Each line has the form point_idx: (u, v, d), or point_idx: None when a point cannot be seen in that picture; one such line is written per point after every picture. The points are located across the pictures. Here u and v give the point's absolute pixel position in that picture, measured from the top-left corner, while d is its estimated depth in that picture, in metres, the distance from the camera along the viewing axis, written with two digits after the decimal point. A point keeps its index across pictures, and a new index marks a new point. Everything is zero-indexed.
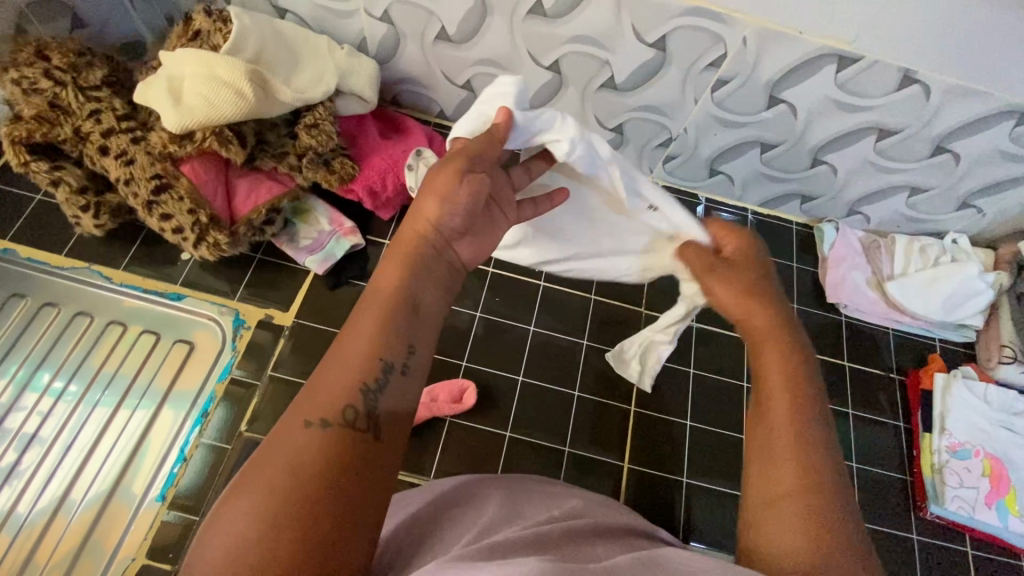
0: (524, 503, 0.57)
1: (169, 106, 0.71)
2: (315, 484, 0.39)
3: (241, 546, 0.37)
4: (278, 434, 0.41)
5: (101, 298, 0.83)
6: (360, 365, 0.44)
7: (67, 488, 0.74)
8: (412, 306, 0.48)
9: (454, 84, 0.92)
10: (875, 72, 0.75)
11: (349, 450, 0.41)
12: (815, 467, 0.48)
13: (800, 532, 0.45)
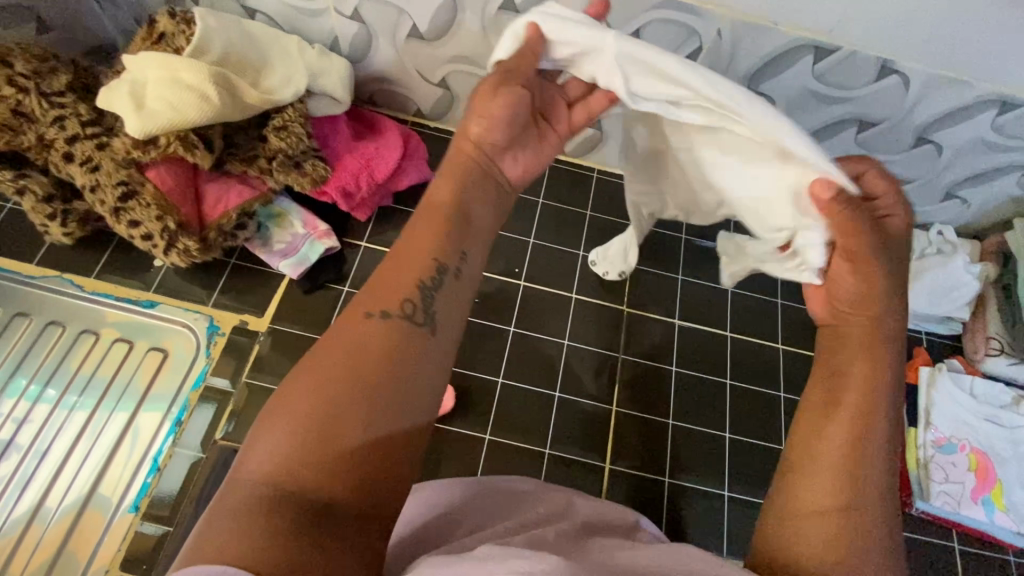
0: (496, 501, 0.59)
1: (130, 111, 0.70)
2: (373, 368, 0.45)
3: (305, 420, 0.42)
4: (340, 331, 0.46)
5: (73, 307, 0.82)
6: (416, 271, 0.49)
7: (41, 499, 0.73)
8: (459, 226, 0.53)
9: (429, 82, 0.91)
10: (852, 62, 0.74)
11: (402, 354, 0.46)
12: (868, 484, 0.48)
13: (830, 530, 0.47)
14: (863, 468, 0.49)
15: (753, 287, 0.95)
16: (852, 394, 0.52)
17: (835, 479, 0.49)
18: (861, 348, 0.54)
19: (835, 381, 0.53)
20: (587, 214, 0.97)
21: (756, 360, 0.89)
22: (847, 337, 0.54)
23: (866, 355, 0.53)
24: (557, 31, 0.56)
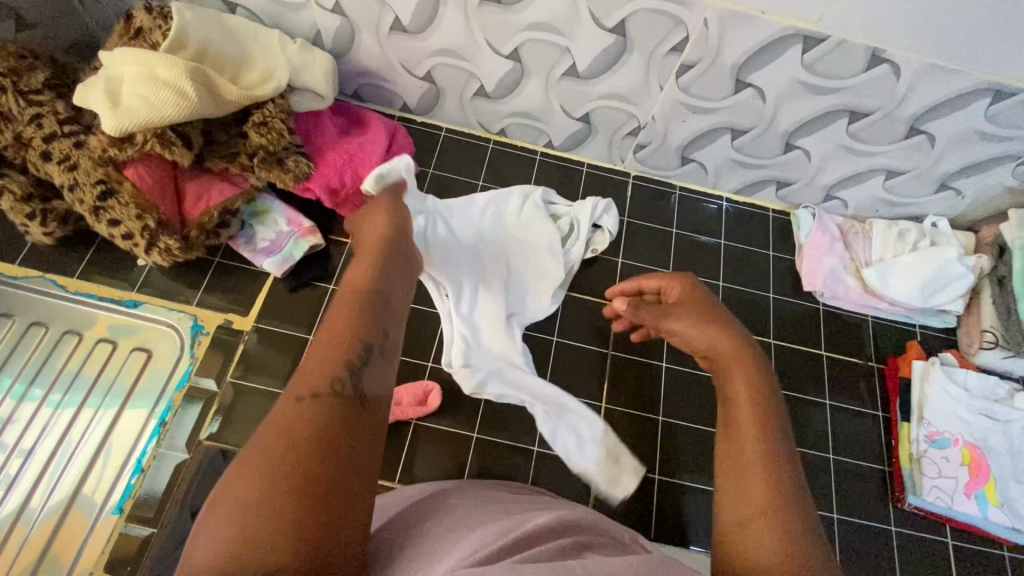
0: (488, 511, 0.56)
1: (107, 108, 0.69)
2: (307, 446, 0.40)
3: (245, 513, 0.36)
4: (268, 415, 0.42)
5: (55, 308, 0.81)
6: (341, 346, 0.47)
7: (24, 501, 0.73)
8: (379, 308, 0.52)
9: (414, 76, 0.89)
10: (841, 52, 0.72)
11: (338, 421, 0.42)
12: (785, 487, 0.51)
13: (773, 546, 0.47)
14: (774, 472, 0.52)
15: (744, 280, 0.94)
16: (744, 413, 0.57)
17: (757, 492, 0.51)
18: (733, 361, 0.62)
19: (728, 405, 0.59)
20: None
21: None
22: (721, 355, 0.64)
23: (738, 366, 0.62)
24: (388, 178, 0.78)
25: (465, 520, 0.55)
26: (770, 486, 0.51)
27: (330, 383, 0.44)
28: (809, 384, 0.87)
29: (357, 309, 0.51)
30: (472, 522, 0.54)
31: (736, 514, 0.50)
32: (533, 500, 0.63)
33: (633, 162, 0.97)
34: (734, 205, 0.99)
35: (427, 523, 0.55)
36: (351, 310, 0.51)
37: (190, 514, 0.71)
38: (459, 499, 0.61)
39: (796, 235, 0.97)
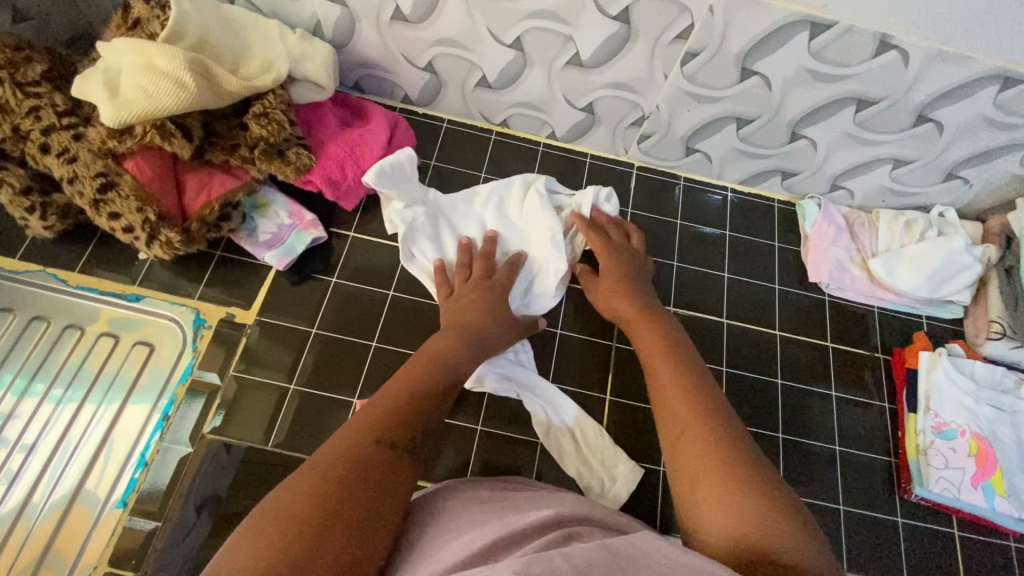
0: (489, 504, 0.61)
1: (105, 99, 0.68)
2: (364, 462, 0.52)
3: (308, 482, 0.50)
4: (344, 441, 0.54)
5: (56, 302, 0.81)
6: (411, 417, 0.59)
7: (28, 496, 0.72)
8: (444, 395, 0.64)
9: (416, 66, 0.89)
10: (849, 39, 0.71)
11: (391, 477, 0.53)
12: (711, 415, 0.61)
13: (710, 487, 0.54)
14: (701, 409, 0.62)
15: (749, 272, 0.93)
16: (660, 369, 0.68)
17: (689, 428, 0.60)
18: (641, 324, 0.76)
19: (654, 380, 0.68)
20: None
21: (752, 346, 0.88)
22: (633, 323, 0.77)
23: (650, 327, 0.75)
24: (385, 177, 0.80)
25: (453, 526, 0.56)
26: (703, 423, 0.60)
27: (400, 442, 0.56)
28: (814, 375, 0.87)
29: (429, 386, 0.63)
30: (459, 529, 0.56)
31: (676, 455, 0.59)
32: (528, 495, 0.63)
33: (636, 153, 0.96)
34: (739, 196, 0.98)
35: (417, 532, 0.58)
36: (423, 386, 0.62)
37: (194, 508, 0.71)
38: (448, 502, 0.62)
39: (802, 226, 0.96)
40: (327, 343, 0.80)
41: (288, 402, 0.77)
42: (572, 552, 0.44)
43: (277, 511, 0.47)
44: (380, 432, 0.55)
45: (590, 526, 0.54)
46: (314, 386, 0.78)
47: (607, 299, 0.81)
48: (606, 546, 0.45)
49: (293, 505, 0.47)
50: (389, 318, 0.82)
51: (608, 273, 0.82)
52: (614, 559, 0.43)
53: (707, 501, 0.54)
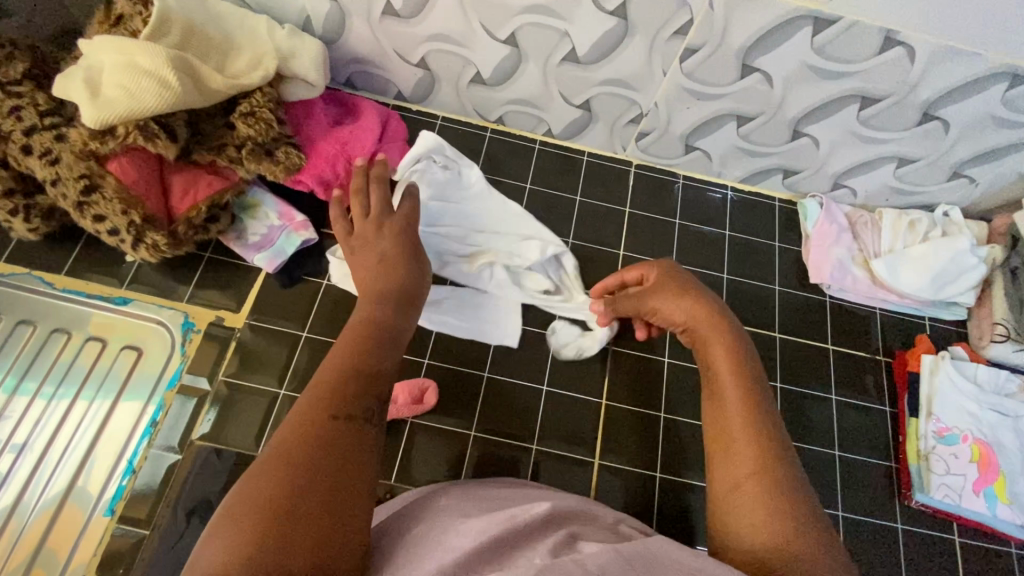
0: (490, 501, 0.60)
1: (86, 99, 0.66)
2: (319, 439, 0.48)
3: (267, 472, 0.45)
4: (298, 418, 0.49)
5: (42, 306, 0.79)
6: (368, 385, 0.53)
7: (19, 496, 0.72)
8: (399, 354, 0.59)
9: (408, 62, 0.86)
10: (853, 34, 0.69)
11: (354, 451, 0.49)
12: (768, 441, 0.55)
13: (756, 508, 0.51)
14: (761, 436, 0.55)
15: (749, 273, 0.92)
16: (725, 377, 0.60)
17: (744, 452, 0.55)
18: (713, 329, 0.65)
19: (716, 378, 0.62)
20: (577, 199, 0.93)
21: None
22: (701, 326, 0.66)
23: (722, 333, 0.64)
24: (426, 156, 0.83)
25: (454, 519, 0.55)
26: (751, 440, 0.55)
27: (354, 413, 0.51)
28: (814, 378, 0.85)
29: (373, 355, 0.56)
30: (460, 522, 0.54)
31: (726, 477, 0.55)
32: (525, 491, 0.64)
33: (634, 151, 0.94)
34: (739, 194, 0.96)
35: (416, 527, 0.56)
36: (366, 351, 0.56)
37: (185, 515, 0.70)
38: (450, 499, 0.60)
39: (803, 225, 0.94)
40: (318, 347, 0.79)
41: (279, 407, 0.75)
42: (588, 558, 0.45)
43: (243, 501, 0.44)
44: (335, 407, 0.50)
45: (584, 526, 0.55)
46: (305, 391, 0.76)
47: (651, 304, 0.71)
48: (620, 548, 0.46)
49: (258, 492, 0.44)
50: None
51: (651, 287, 0.72)
52: (627, 561, 0.45)
53: (755, 534, 0.50)
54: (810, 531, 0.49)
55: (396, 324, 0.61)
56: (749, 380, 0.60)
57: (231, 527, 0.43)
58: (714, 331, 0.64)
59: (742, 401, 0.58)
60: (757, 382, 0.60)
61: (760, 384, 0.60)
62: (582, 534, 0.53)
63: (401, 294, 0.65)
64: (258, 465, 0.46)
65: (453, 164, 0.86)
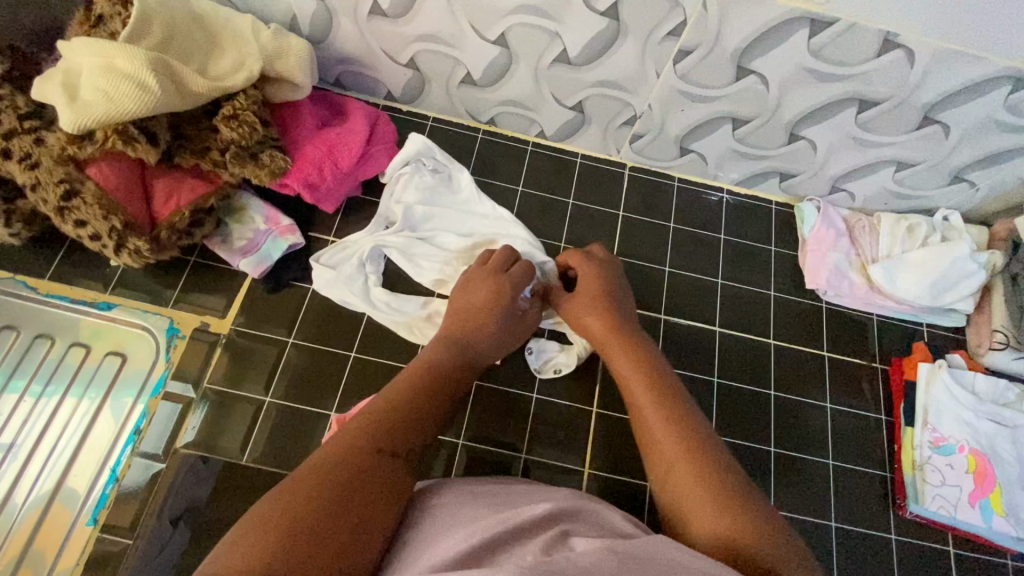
0: (484, 497, 0.58)
1: (63, 103, 0.65)
2: (356, 475, 0.51)
3: (300, 489, 0.48)
4: (348, 441, 0.54)
5: (26, 311, 0.78)
6: (410, 432, 0.58)
7: (7, 495, 0.72)
8: (450, 401, 0.65)
9: (397, 62, 0.85)
10: (851, 36, 0.67)
11: (385, 491, 0.52)
12: (693, 437, 0.58)
13: (709, 501, 0.52)
14: (683, 432, 0.59)
15: (745, 277, 0.90)
16: (638, 391, 0.65)
17: (673, 454, 0.57)
18: (612, 345, 0.71)
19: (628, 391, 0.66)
20: (569, 202, 0.91)
21: (746, 355, 0.85)
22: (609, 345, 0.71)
23: (628, 348, 0.70)
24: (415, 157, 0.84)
25: (448, 521, 0.54)
26: (681, 439, 0.58)
27: (398, 450, 0.56)
28: (808, 386, 0.84)
29: (437, 384, 0.64)
30: (454, 525, 0.53)
31: (666, 483, 0.57)
32: (513, 485, 0.63)
33: (629, 153, 0.92)
34: (735, 197, 0.95)
35: (410, 532, 0.55)
36: (426, 390, 0.62)
37: (170, 523, 0.69)
38: (442, 498, 0.58)
39: (800, 229, 0.92)
40: (305, 353, 0.78)
41: (265, 414, 0.75)
42: (580, 556, 0.44)
43: (278, 510, 0.46)
44: (383, 442, 0.55)
45: (578, 524, 0.53)
46: (291, 398, 0.76)
47: (577, 319, 0.75)
48: (615, 549, 0.44)
49: (292, 508, 0.47)
50: (369, 328, 0.80)
51: (586, 279, 0.77)
52: (621, 561, 0.43)
53: (701, 523, 0.51)
54: (747, 504, 0.51)
55: (447, 366, 0.66)
56: (666, 392, 0.63)
57: (261, 533, 0.45)
58: (612, 343, 0.71)
59: (659, 406, 0.62)
60: (668, 386, 0.64)
61: (673, 385, 0.65)
62: (575, 533, 0.51)
63: (463, 335, 0.71)
64: (298, 480, 0.49)
65: (443, 169, 0.85)
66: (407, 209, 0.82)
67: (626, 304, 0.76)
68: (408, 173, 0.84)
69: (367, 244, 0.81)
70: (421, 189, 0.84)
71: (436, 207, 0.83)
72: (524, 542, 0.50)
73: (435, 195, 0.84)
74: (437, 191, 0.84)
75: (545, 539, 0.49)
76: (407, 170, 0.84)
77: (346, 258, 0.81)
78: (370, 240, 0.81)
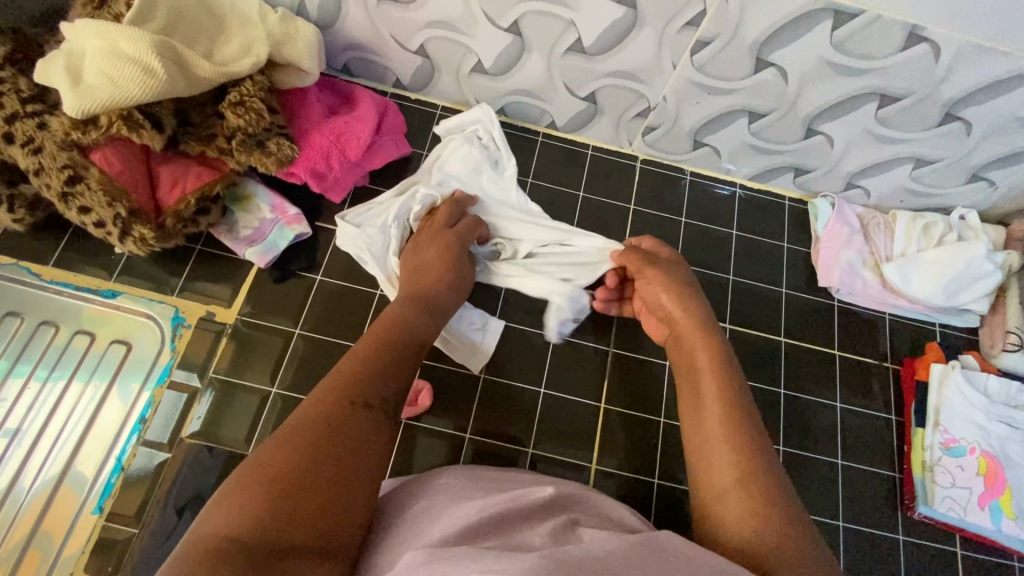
0: (495, 481, 0.58)
1: (67, 87, 0.64)
2: (326, 432, 0.50)
3: (271, 456, 0.48)
4: (318, 401, 0.52)
5: (31, 297, 0.78)
6: (381, 380, 0.56)
7: (12, 480, 0.71)
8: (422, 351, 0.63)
9: (407, 49, 0.83)
10: (875, 30, 0.65)
11: (361, 440, 0.51)
12: (748, 445, 0.57)
13: (746, 511, 0.53)
14: (739, 440, 0.58)
15: (757, 273, 0.89)
16: (707, 389, 0.63)
17: (723, 457, 0.57)
18: (698, 338, 0.68)
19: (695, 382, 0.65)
20: (580, 195, 0.90)
21: (756, 353, 0.84)
22: (687, 337, 0.69)
23: (705, 339, 0.68)
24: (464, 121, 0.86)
25: (455, 497, 0.54)
26: (733, 441, 0.58)
27: (371, 401, 0.54)
28: (819, 384, 0.83)
29: (404, 338, 0.62)
30: (460, 501, 0.53)
31: (707, 486, 0.57)
32: (518, 472, 0.63)
33: (641, 145, 0.91)
34: (747, 192, 0.93)
35: (413, 508, 0.54)
36: (395, 342, 0.61)
37: (175, 512, 0.69)
38: (450, 477, 0.58)
39: (813, 225, 0.91)
40: (312, 344, 0.77)
41: (270, 405, 0.74)
42: (595, 545, 0.44)
43: (260, 468, 0.47)
44: (353, 393, 0.53)
45: (587, 513, 0.54)
46: (297, 389, 0.75)
47: (652, 297, 0.75)
48: (628, 539, 0.45)
49: (271, 464, 0.47)
50: (376, 320, 0.79)
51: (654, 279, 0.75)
52: (632, 553, 0.43)
53: (735, 524, 0.52)
54: (781, 521, 0.52)
55: (416, 321, 0.65)
56: (731, 394, 0.62)
57: (246, 491, 0.45)
58: (695, 338, 0.69)
59: (724, 409, 0.60)
60: (736, 383, 0.63)
61: (742, 387, 0.63)
62: (584, 521, 0.52)
63: (429, 292, 0.70)
64: (275, 439, 0.49)
65: (493, 148, 0.85)
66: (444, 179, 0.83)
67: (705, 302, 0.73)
68: (458, 141, 0.85)
69: (393, 204, 0.81)
70: (465, 161, 0.84)
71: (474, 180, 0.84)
72: (531, 523, 0.50)
73: (475, 171, 0.84)
74: (480, 167, 0.84)
75: (554, 523, 0.50)
76: (459, 137, 0.85)
77: (370, 217, 0.81)
78: (397, 201, 0.80)
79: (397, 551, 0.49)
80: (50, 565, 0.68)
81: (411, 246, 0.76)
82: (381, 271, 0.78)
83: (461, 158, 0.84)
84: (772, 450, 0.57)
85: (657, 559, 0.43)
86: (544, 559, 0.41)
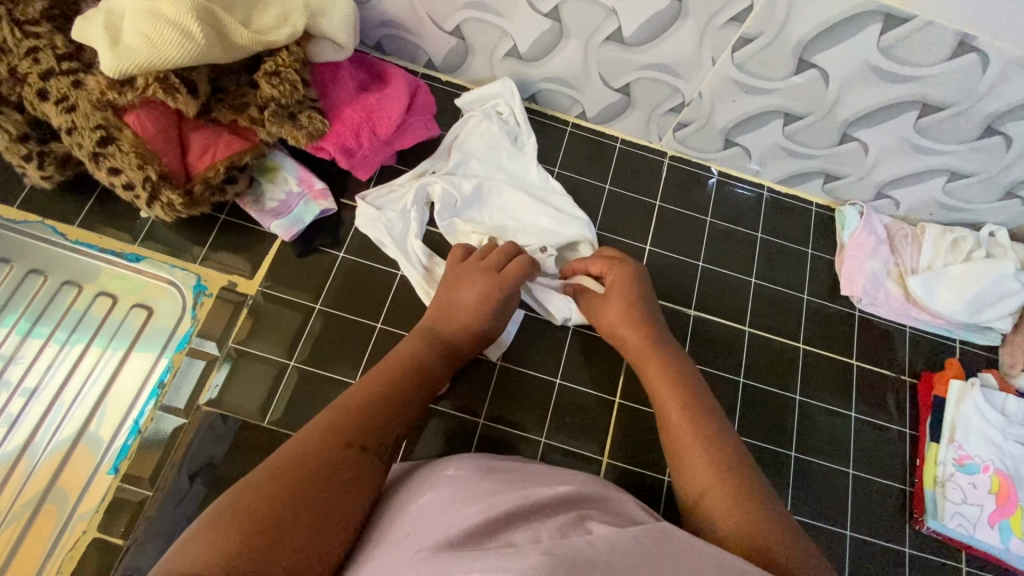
0: (506, 473, 0.57)
1: (106, 46, 0.65)
2: (319, 467, 0.50)
3: (264, 478, 0.48)
4: (313, 434, 0.52)
5: (55, 256, 0.78)
6: (381, 423, 0.56)
7: (30, 437, 0.72)
8: (425, 395, 0.62)
9: (442, 30, 0.82)
10: (923, 37, 0.64)
11: (352, 481, 0.51)
12: (715, 439, 0.59)
13: (734, 506, 0.53)
14: (712, 439, 0.59)
15: (778, 276, 0.88)
16: (670, 405, 0.63)
17: (702, 462, 0.57)
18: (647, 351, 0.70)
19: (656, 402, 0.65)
20: (606, 187, 0.89)
21: (773, 359, 0.83)
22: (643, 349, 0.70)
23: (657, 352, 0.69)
24: (479, 96, 0.86)
25: (463, 493, 0.52)
26: (710, 453, 0.57)
27: (367, 444, 0.53)
28: (835, 392, 0.82)
29: (407, 380, 0.61)
30: (470, 496, 0.51)
31: (693, 484, 0.57)
32: (530, 464, 0.62)
33: (672, 141, 0.90)
34: (775, 195, 0.92)
35: (423, 497, 0.53)
36: (401, 382, 0.60)
37: (187, 477, 0.69)
38: (458, 470, 0.57)
39: (839, 233, 0.90)
40: (331, 320, 0.77)
41: (286, 378, 0.74)
42: (600, 538, 0.42)
43: (249, 495, 0.46)
44: (350, 434, 0.53)
45: (596, 509, 0.51)
46: (313, 364, 0.75)
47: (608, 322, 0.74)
48: (634, 531, 0.44)
49: (246, 499, 0.46)
50: (397, 298, 0.79)
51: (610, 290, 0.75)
52: (638, 539, 0.43)
53: (726, 523, 0.52)
54: (763, 509, 0.52)
55: (425, 362, 0.64)
56: (692, 394, 0.64)
57: (214, 527, 0.44)
58: (647, 359, 0.69)
59: (688, 417, 0.61)
60: (696, 395, 0.64)
61: (704, 396, 0.64)
62: (594, 517, 0.49)
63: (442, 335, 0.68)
64: (266, 469, 0.48)
65: (512, 130, 0.85)
66: (461, 158, 0.83)
67: (656, 314, 0.74)
68: (477, 117, 0.85)
69: (411, 188, 0.81)
70: (484, 137, 0.84)
71: (490, 160, 0.84)
72: (541, 519, 0.48)
73: (493, 148, 0.84)
74: (499, 143, 0.84)
75: (562, 519, 0.47)
76: (478, 114, 0.85)
77: (390, 201, 0.81)
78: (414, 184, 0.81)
79: (401, 547, 0.47)
80: (64, 523, 0.68)
81: (452, 279, 0.72)
82: (401, 255, 0.78)
83: (472, 134, 0.85)
84: (745, 452, 0.58)
85: (661, 553, 0.42)
86: (547, 556, 0.39)
